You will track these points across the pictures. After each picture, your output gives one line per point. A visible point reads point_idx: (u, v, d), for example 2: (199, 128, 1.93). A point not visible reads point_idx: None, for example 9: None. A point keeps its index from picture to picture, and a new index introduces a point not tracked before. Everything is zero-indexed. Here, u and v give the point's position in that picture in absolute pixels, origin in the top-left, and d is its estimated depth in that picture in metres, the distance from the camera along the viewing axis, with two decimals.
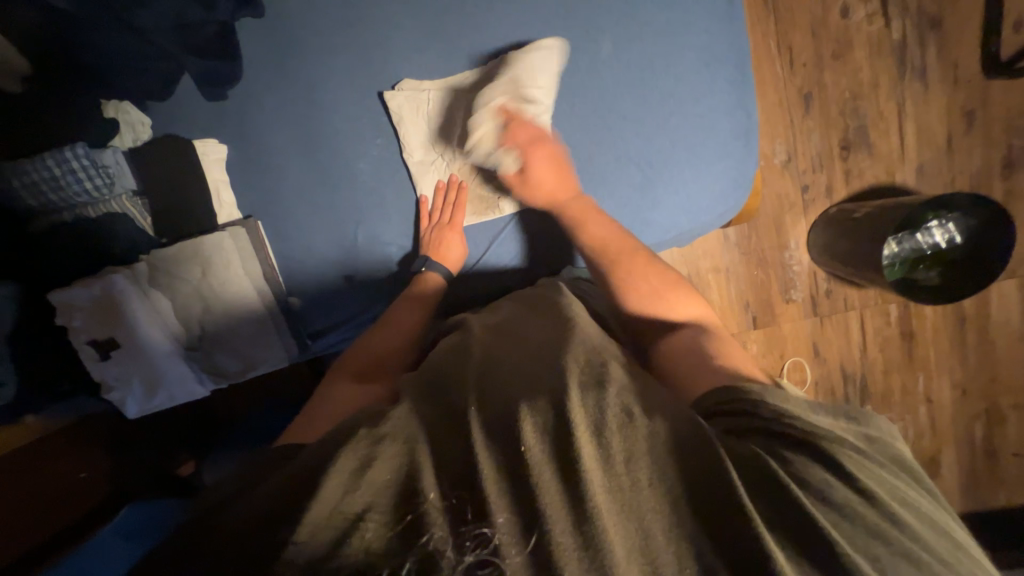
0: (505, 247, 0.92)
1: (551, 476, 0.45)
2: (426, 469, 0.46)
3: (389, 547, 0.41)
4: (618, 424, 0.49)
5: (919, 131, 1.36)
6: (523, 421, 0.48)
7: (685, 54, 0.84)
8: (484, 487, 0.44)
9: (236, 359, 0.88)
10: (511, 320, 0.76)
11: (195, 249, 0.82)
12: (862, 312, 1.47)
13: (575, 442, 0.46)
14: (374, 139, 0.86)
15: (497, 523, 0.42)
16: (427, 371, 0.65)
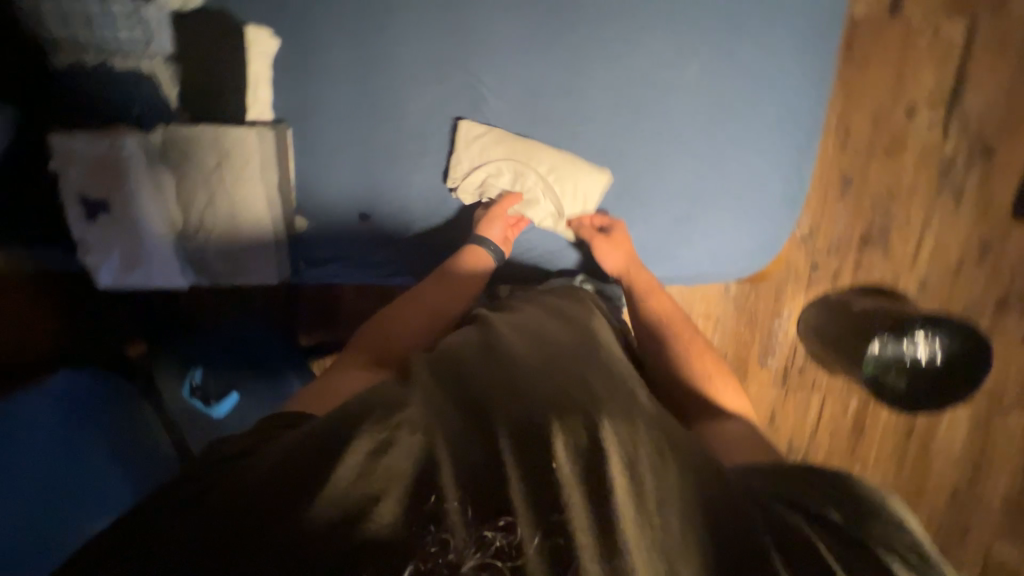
0: (526, 246, 0.92)
1: (584, 501, 0.45)
2: (444, 467, 0.45)
3: (402, 532, 0.41)
4: (649, 459, 0.49)
5: (935, 249, 1.39)
6: (554, 437, 0.47)
7: (762, 107, 0.84)
8: (507, 492, 0.44)
9: (226, 260, 0.82)
10: (534, 318, 0.72)
11: (216, 137, 0.76)
12: (824, 396, 1.55)
13: (608, 473, 0.46)
14: (432, 86, 0.82)
15: (518, 530, 0.42)
16: (442, 351, 0.61)
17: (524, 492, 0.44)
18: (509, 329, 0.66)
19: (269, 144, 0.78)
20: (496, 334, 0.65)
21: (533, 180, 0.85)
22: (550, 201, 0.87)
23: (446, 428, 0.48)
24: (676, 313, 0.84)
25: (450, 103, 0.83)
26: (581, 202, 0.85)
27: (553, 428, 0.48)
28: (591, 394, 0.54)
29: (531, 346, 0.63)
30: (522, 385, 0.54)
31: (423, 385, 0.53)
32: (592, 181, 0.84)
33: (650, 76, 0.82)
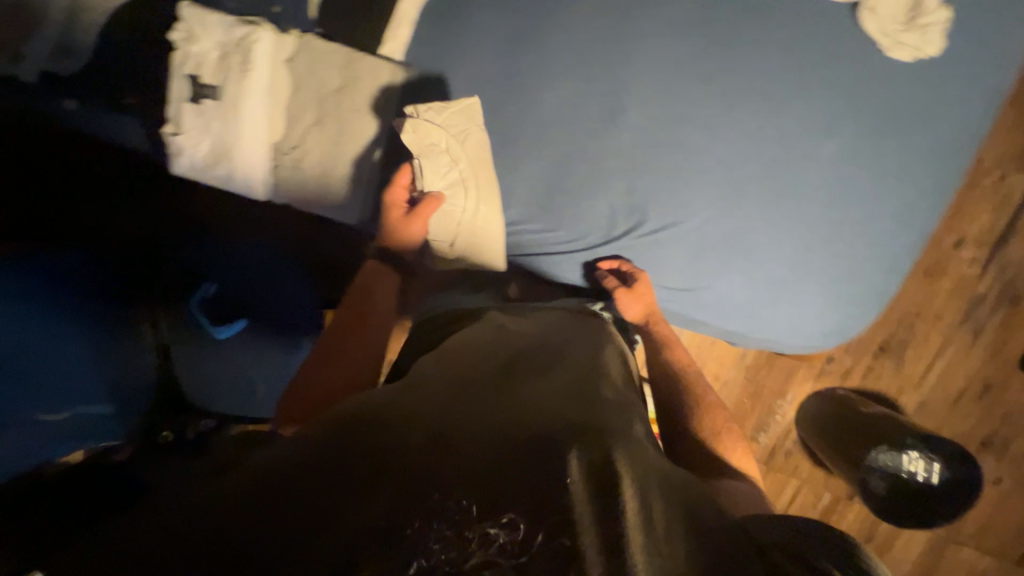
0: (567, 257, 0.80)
1: (597, 509, 0.35)
2: (433, 461, 0.38)
3: (373, 526, 0.34)
4: (661, 495, 0.41)
5: (941, 376, 1.46)
6: (562, 446, 0.40)
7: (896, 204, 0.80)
8: (504, 490, 0.36)
9: (314, 185, 0.75)
10: (547, 329, 0.66)
11: (351, 59, 0.72)
12: (801, 485, 1.58)
13: (621, 485, 0.37)
14: (578, 79, 0.75)
15: (517, 529, 0.34)
16: (449, 358, 0.57)
17: (527, 487, 0.36)
18: (513, 341, 0.61)
19: (396, 85, 0.74)
20: (501, 345, 0.60)
21: (462, 200, 0.76)
22: (452, 230, 0.77)
23: (432, 426, 0.42)
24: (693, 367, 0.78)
25: (589, 101, 0.75)
26: (478, 250, 0.78)
27: (559, 441, 0.41)
28: (602, 415, 0.48)
29: (531, 359, 0.57)
30: (522, 398, 0.48)
31: (425, 388, 0.49)
32: (495, 229, 0.78)
33: None
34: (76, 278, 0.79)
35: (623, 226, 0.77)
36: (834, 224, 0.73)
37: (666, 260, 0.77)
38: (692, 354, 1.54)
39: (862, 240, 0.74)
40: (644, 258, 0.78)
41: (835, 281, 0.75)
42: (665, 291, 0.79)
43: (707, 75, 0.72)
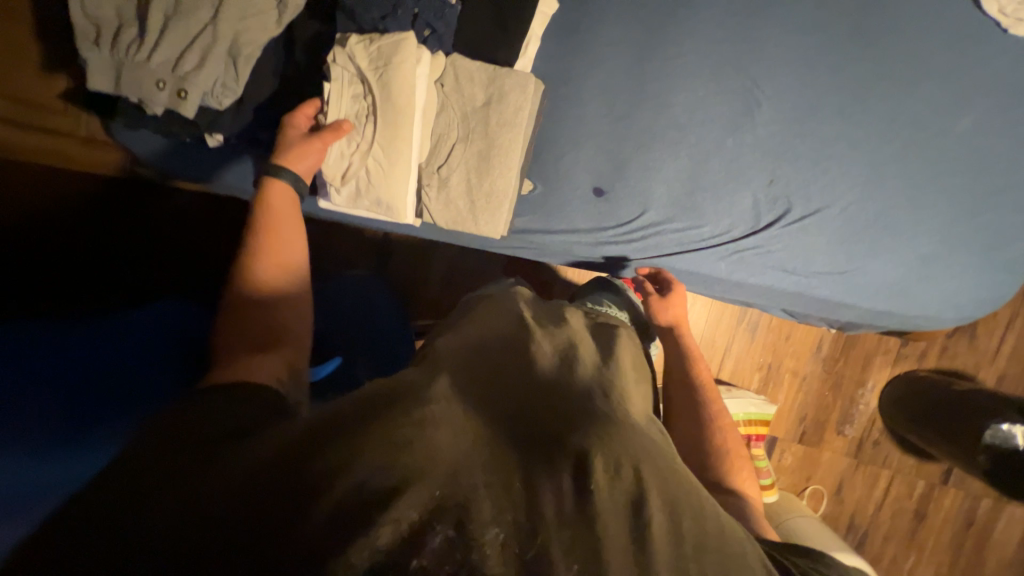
0: (702, 258, 0.81)
1: (626, 529, 0.29)
2: (428, 442, 0.29)
3: (346, 523, 0.25)
4: (687, 501, 0.33)
5: (1013, 347, 1.48)
6: (581, 445, 0.32)
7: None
8: (503, 480, 0.29)
9: (460, 202, 0.75)
10: (552, 315, 0.60)
11: (496, 76, 0.72)
12: (892, 474, 1.55)
13: (645, 498, 0.31)
14: (707, 82, 0.77)
15: (518, 531, 0.27)
16: (462, 342, 0.47)
17: (533, 486, 0.29)
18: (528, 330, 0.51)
19: (539, 99, 0.74)
20: (513, 323, 0.52)
21: (368, 131, 0.70)
22: (352, 166, 0.71)
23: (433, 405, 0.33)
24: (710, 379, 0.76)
25: (724, 99, 0.77)
26: (384, 195, 0.72)
27: (573, 437, 0.33)
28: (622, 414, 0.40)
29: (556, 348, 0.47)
30: (548, 386, 0.40)
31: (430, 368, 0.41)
32: (403, 175, 0.72)
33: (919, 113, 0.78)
34: (185, 316, 0.62)
35: (769, 215, 0.77)
36: (972, 195, 0.76)
37: (815, 246, 0.77)
38: (770, 354, 1.52)
39: (978, 205, 0.76)
40: (792, 246, 0.78)
41: (936, 246, 0.77)
42: (815, 276, 0.79)
43: (831, 67, 0.75)
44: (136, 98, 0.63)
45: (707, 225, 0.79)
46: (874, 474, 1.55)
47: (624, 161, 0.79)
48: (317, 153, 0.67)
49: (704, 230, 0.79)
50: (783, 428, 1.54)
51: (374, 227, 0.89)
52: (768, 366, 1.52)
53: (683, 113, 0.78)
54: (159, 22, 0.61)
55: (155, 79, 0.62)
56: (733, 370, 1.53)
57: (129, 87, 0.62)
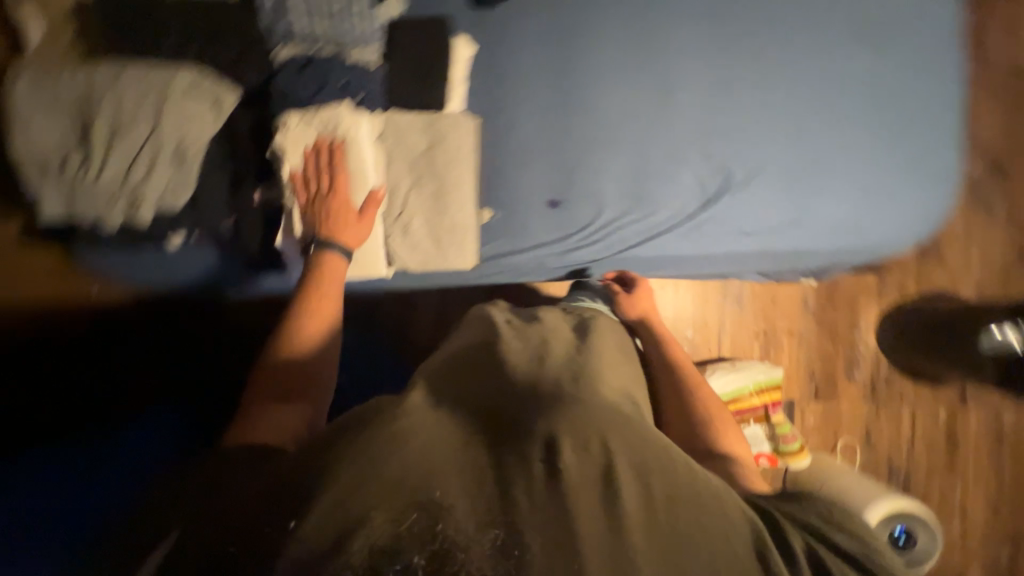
0: (665, 240, 0.84)
1: (598, 502, 0.35)
2: (419, 470, 0.36)
3: (365, 545, 0.32)
4: (658, 467, 0.39)
5: (982, 255, 1.53)
6: (554, 437, 0.38)
7: (934, 84, 0.84)
8: (490, 485, 0.36)
9: (426, 244, 0.78)
10: (535, 316, 0.66)
11: (432, 122, 0.77)
12: (914, 407, 1.56)
13: (616, 476, 0.36)
14: (625, 84, 0.83)
15: (505, 529, 0.34)
16: (445, 359, 0.53)
17: (512, 485, 0.35)
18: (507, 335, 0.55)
19: (476, 133, 0.79)
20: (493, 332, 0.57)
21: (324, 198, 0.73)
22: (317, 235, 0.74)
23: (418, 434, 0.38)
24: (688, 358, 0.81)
25: (644, 95, 0.83)
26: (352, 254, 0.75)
27: (547, 433, 0.38)
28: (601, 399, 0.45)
29: (530, 351, 0.52)
30: (526, 388, 0.44)
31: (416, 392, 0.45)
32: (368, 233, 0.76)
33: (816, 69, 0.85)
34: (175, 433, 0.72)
35: (714, 187, 0.82)
36: (887, 125, 0.83)
37: (764, 205, 0.82)
38: (762, 320, 1.55)
39: (893, 134, 0.82)
40: (744, 210, 0.82)
41: (870, 178, 0.82)
42: (771, 233, 0.83)
43: (729, 46, 0.82)
44: (93, 216, 0.67)
45: (662, 210, 0.83)
46: (895, 412, 1.56)
47: (570, 171, 0.84)
48: (364, 226, 0.73)
49: (660, 215, 0.83)
50: (797, 389, 1.55)
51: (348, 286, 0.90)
52: (764, 333, 1.55)
53: (611, 116, 0.83)
54: (103, 142, 0.65)
55: (111, 196, 0.66)
56: (733, 344, 1.55)
57: (85, 207, 0.66)
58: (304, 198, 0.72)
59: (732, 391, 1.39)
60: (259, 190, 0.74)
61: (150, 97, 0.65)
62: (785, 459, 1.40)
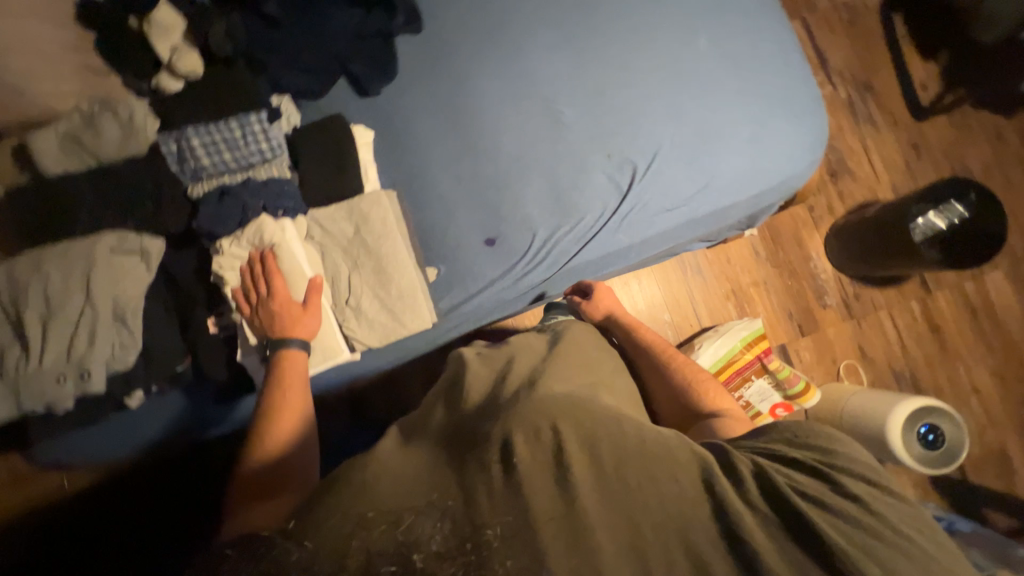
0: (600, 240, 0.89)
1: (553, 481, 0.49)
2: (423, 493, 0.49)
3: (389, 547, 0.43)
4: (607, 443, 0.53)
5: (883, 161, 1.68)
6: (515, 438, 0.52)
7: (770, 33, 0.93)
8: (475, 487, 0.48)
9: (384, 316, 0.80)
10: (495, 353, 0.80)
11: (352, 207, 0.81)
12: (890, 310, 1.63)
13: (569, 457, 0.50)
14: (516, 117, 0.91)
15: (492, 524, 0.45)
16: (423, 410, 0.67)
17: (489, 485, 0.48)
18: (476, 376, 0.70)
19: (397, 204, 0.84)
20: (461, 374, 0.72)
21: None
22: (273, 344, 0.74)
23: (416, 475, 0.52)
24: (658, 341, 0.95)
25: (535, 122, 0.91)
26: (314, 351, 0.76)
27: (508, 435, 0.52)
28: (556, 401, 0.58)
29: (500, 387, 0.66)
30: (493, 412, 0.58)
31: (408, 444, 0.58)
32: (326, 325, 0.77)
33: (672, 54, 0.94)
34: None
35: (624, 178, 0.89)
36: (749, 74, 0.91)
37: (672, 179, 0.89)
38: (726, 281, 1.62)
39: (756, 84, 0.91)
40: (657, 189, 0.89)
41: (752, 127, 0.90)
42: (688, 200, 0.90)
43: (592, 58, 0.92)
44: (44, 404, 0.64)
45: (587, 212, 0.89)
46: (875, 320, 1.63)
47: (494, 207, 0.89)
48: (313, 318, 0.74)
49: (588, 218, 0.89)
50: (783, 332, 1.60)
51: (329, 383, 0.90)
52: (732, 292, 1.61)
53: (512, 148, 0.90)
54: (40, 328, 0.64)
55: (55, 377, 0.63)
56: (710, 312, 1.60)
57: (34, 398, 0.63)
58: (249, 307, 0.73)
59: (725, 355, 1.42)
60: (213, 317, 0.75)
61: (74, 270, 0.65)
62: (798, 401, 1.42)
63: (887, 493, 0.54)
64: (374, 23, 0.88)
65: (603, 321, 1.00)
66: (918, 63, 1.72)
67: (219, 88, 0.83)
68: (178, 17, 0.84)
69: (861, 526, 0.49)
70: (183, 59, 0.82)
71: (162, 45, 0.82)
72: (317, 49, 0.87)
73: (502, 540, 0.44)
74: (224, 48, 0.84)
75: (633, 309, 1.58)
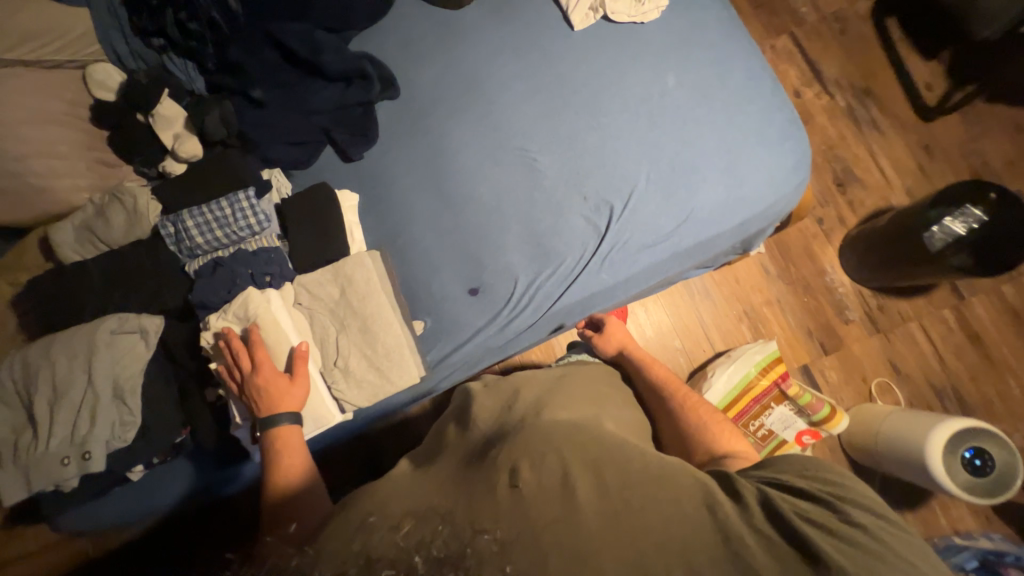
0: (584, 283, 0.89)
1: (556, 498, 0.51)
2: (429, 518, 0.48)
3: (390, 552, 0.42)
4: (613, 470, 0.55)
5: (894, 166, 1.61)
6: (519, 467, 0.55)
7: (739, 64, 0.93)
8: (480, 506, 0.50)
9: (371, 375, 0.81)
10: (503, 391, 0.82)
11: (338, 269, 0.84)
12: (921, 321, 1.53)
13: (574, 477, 0.53)
14: (492, 169, 0.93)
15: (495, 531, 0.46)
16: (440, 451, 0.70)
17: (494, 508, 0.49)
18: (482, 409, 0.77)
19: (380, 262, 0.87)
20: (473, 417, 0.75)
21: None
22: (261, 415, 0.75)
23: (428, 500, 0.54)
24: (671, 377, 0.92)
25: (510, 172, 0.93)
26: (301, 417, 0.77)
27: (514, 465, 0.55)
28: (561, 435, 0.62)
29: (507, 422, 0.71)
30: (499, 448, 0.62)
31: (425, 476, 0.62)
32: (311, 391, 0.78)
33: (642, 92, 0.93)
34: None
35: (602, 220, 0.89)
36: (721, 105, 0.91)
37: (650, 217, 0.89)
38: (737, 302, 1.56)
39: (729, 115, 0.90)
40: (636, 227, 0.89)
41: (727, 158, 0.89)
42: (669, 236, 0.89)
43: (563, 105, 0.94)
44: (51, 484, 0.67)
45: (568, 255, 0.89)
46: (907, 333, 1.52)
47: (478, 256, 0.91)
48: (297, 391, 0.74)
49: (570, 261, 0.89)
50: (804, 352, 1.52)
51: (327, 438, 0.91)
52: (745, 313, 1.55)
53: (489, 199, 0.92)
54: (48, 412, 0.68)
55: (60, 459, 0.67)
56: (722, 335, 1.54)
57: (43, 479, 0.67)
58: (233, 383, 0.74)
59: (740, 382, 1.36)
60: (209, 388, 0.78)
61: (79, 355, 0.70)
62: (825, 427, 1.33)
63: (897, 527, 0.51)
64: (352, 90, 0.93)
65: (618, 354, 0.99)
66: (920, 64, 1.67)
67: (210, 168, 0.88)
68: (181, 109, 0.92)
69: (869, 551, 0.47)
70: (184, 144, 0.90)
71: (166, 134, 0.90)
72: (303, 125, 0.93)
73: (501, 546, 0.44)
74: (217, 133, 0.90)
75: (641, 338, 1.54)
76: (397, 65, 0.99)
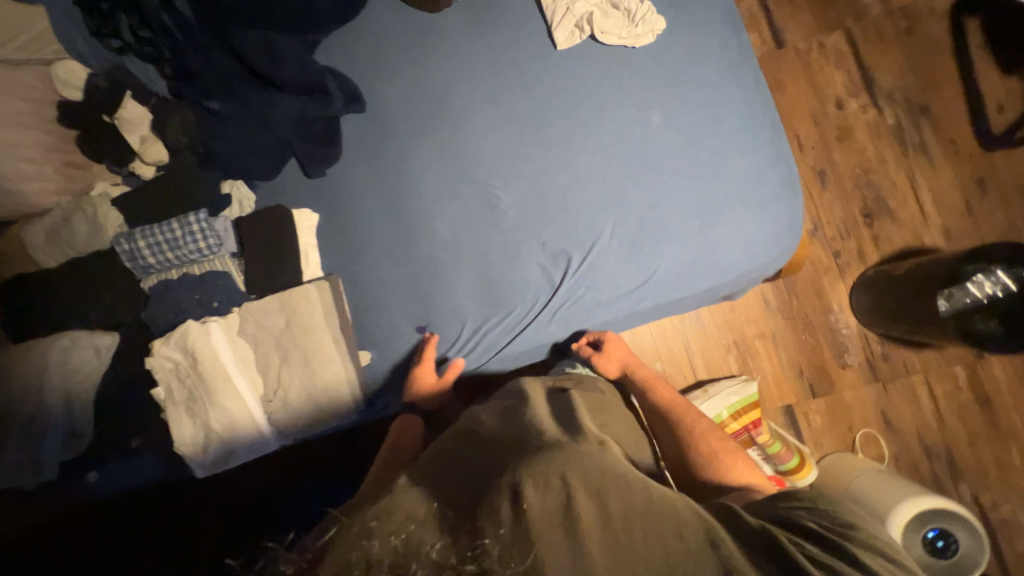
0: (531, 335, 0.86)
1: (559, 526, 0.43)
2: (427, 526, 0.43)
3: (384, 560, 0.39)
4: (612, 491, 0.47)
5: (936, 200, 1.43)
6: (523, 483, 0.45)
7: (732, 112, 0.83)
8: (481, 519, 0.43)
9: (309, 406, 0.84)
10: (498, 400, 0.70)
11: (284, 299, 0.85)
12: (927, 375, 1.42)
13: (572, 497, 0.45)
14: (452, 203, 0.89)
15: (490, 545, 0.41)
16: (438, 447, 0.60)
17: (496, 525, 0.42)
18: (491, 414, 0.64)
19: (327, 294, 0.86)
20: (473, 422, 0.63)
21: (200, 398, 0.81)
22: (200, 438, 0.81)
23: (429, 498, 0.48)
24: (678, 400, 0.83)
25: (471, 208, 0.88)
26: (237, 444, 0.81)
27: (514, 479, 0.46)
28: (565, 451, 0.50)
29: (511, 427, 0.59)
30: (505, 456, 0.52)
31: (420, 473, 0.53)
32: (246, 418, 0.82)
33: (621, 133, 0.84)
34: None
35: (559, 271, 0.85)
36: (706, 157, 0.82)
37: (610, 273, 0.83)
38: (730, 331, 1.47)
39: (713, 169, 0.81)
40: (594, 282, 0.83)
41: (703, 218, 0.81)
42: (628, 295, 0.84)
43: (533, 139, 0.86)
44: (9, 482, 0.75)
45: (520, 304, 0.86)
46: (909, 385, 1.42)
47: (429, 294, 0.88)
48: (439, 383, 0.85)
49: (521, 310, 0.86)
50: (791, 392, 1.44)
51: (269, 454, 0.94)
52: (735, 344, 1.46)
53: (446, 235, 0.88)
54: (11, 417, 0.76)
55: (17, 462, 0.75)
56: (707, 365, 1.46)
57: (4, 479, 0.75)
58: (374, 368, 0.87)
59: None
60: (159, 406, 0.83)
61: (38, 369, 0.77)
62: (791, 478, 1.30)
63: None
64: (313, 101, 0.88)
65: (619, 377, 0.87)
66: (993, 82, 1.43)
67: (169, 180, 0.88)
68: (145, 112, 0.90)
69: None
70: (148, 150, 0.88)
71: (132, 137, 0.90)
72: (260, 136, 0.89)
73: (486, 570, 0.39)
74: (178, 142, 0.89)
75: None
76: (365, 76, 0.92)
